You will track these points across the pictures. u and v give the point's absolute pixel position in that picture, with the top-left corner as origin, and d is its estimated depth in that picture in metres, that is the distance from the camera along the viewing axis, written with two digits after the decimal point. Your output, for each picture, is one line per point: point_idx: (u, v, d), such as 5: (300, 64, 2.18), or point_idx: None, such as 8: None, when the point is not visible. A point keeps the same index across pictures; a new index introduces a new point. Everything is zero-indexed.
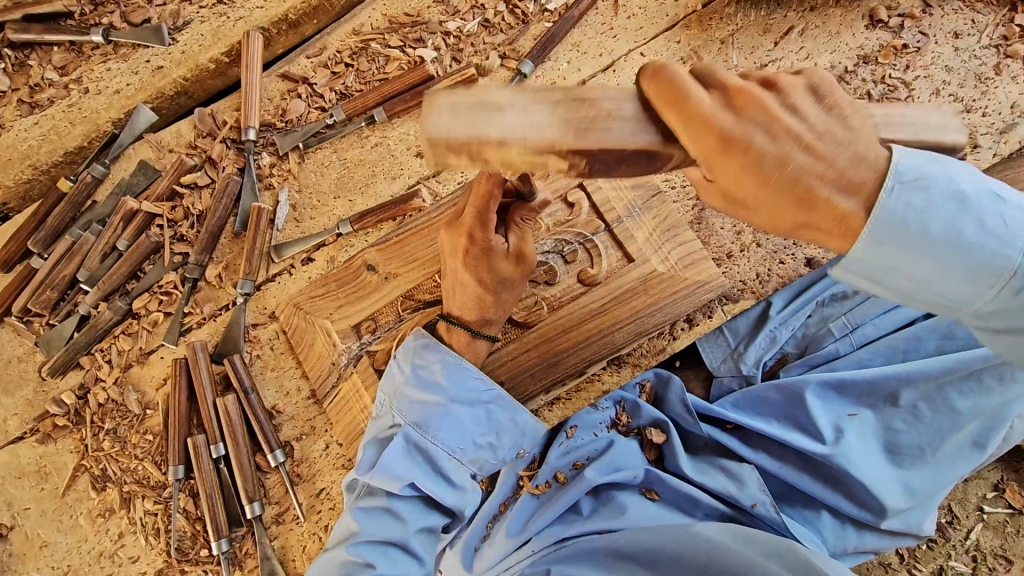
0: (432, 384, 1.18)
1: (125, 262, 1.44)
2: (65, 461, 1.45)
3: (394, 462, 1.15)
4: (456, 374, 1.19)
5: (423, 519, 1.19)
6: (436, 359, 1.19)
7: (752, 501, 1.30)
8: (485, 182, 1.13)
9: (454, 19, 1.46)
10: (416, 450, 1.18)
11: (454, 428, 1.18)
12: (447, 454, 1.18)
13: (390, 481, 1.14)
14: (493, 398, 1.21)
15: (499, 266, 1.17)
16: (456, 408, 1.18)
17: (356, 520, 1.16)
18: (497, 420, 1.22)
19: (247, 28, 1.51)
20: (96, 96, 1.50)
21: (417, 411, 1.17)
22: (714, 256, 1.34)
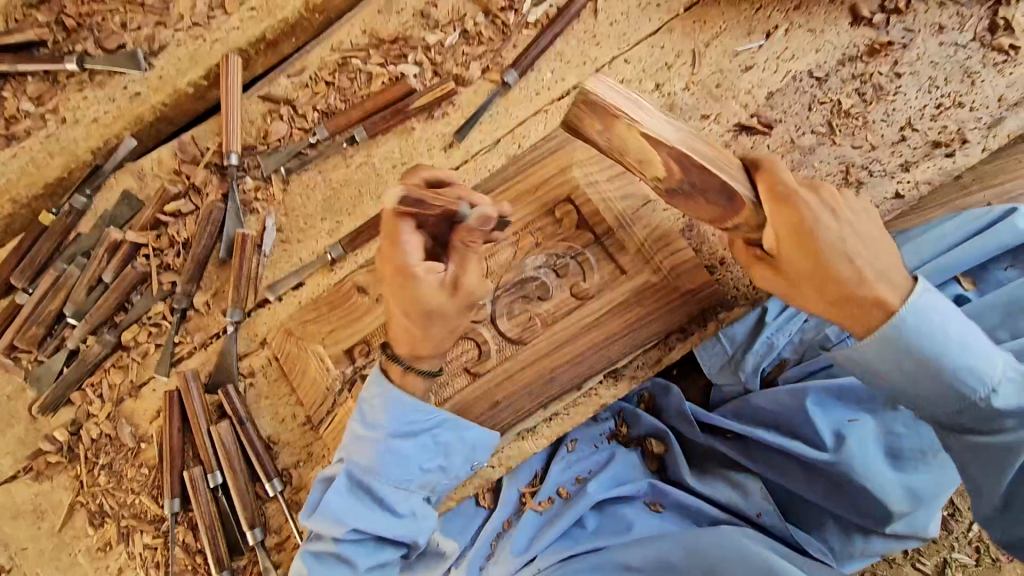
0: (373, 419, 1.18)
1: (112, 294, 1.42)
2: (60, 498, 1.43)
3: (337, 504, 1.17)
4: (399, 410, 1.17)
5: (374, 556, 1.20)
6: (376, 395, 1.18)
7: (757, 510, 1.32)
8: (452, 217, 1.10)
9: (435, 32, 1.44)
10: (359, 488, 1.19)
11: (396, 461, 1.19)
12: (389, 487, 1.19)
13: (333, 526, 1.15)
14: (438, 425, 1.20)
15: (428, 297, 1.08)
16: (399, 441, 1.18)
17: (305, 563, 1.17)
18: (444, 443, 1.22)
19: (224, 51, 1.49)
20: (74, 126, 1.48)
21: (360, 449, 1.18)
22: (706, 263, 1.32)
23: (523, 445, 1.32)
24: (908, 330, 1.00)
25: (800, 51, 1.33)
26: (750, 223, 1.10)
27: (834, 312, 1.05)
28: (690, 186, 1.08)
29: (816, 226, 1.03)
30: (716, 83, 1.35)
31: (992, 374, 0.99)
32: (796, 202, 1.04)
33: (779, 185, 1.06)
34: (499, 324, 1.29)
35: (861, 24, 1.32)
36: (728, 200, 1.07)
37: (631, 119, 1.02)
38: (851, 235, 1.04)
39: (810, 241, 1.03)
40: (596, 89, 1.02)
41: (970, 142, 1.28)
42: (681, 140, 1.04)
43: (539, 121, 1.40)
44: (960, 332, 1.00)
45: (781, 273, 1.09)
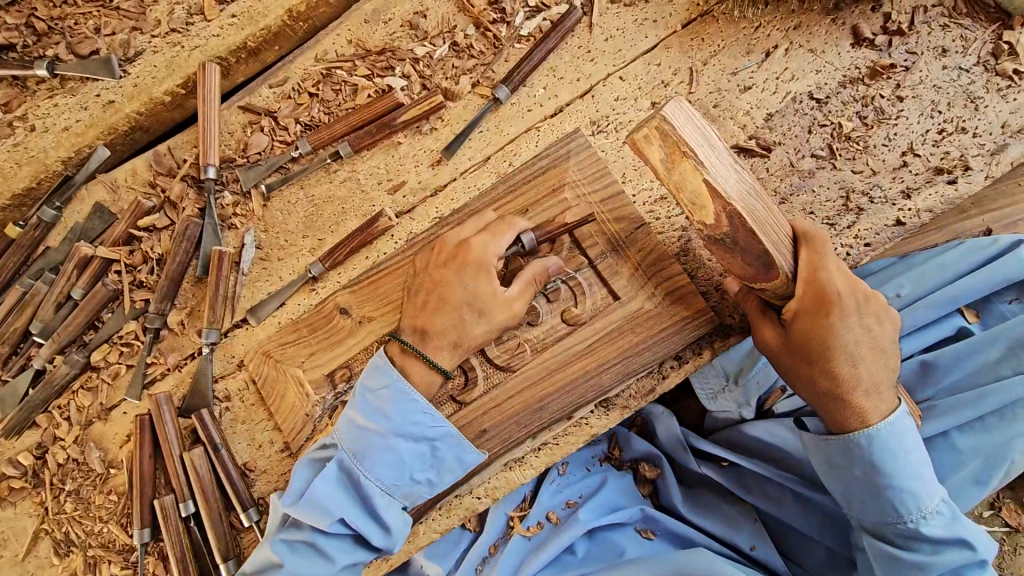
0: (380, 413, 1.11)
1: (81, 312, 1.35)
2: (24, 526, 1.36)
3: (324, 493, 1.09)
4: (407, 406, 1.11)
5: (348, 556, 1.12)
6: (386, 386, 1.12)
7: (750, 543, 1.28)
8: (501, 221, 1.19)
9: (423, 44, 1.39)
10: (348, 479, 1.12)
11: (392, 464, 1.11)
12: (379, 490, 1.11)
13: (318, 516, 1.08)
14: (441, 436, 1.14)
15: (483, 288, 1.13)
16: (400, 442, 1.11)
17: (277, 553, 1.09)
18: (441, 457, 1.16)
19: (203, 58, 1.42)
20: (43, 134, 1.41)
21: (355, 439, 1.11)
22: (701, 289, 1.28)
23: (511, 475, 1.28)
24: (876, 451, 1.08)
25: (800, 72, 1.29)
26: (776, 291, 1.13)
27: (824, 405, 1.11)
28: (733, 242, 1.10)
29: (835, 317, 1.08)
30: (714, 102, 1.30)
31: (929, 502, 1.07)
32: (822, 286, 1.09)
33: (807, 268, 1.11)
34: (487, 350, 1.24)
35: (862, 45, 1.29)
36: (764, 265, 1.10)
37: (698, 160, 1.03)
38: (864, 343, 1.09)
39: (825, 320, 1.08)
40: (671, 113, 1.03)
41: (971, 169, 1.25)
42: (738, 194, 1.06)
43: (530, 138, 1.35)
44: (915, 461, 1.08)
45: (787, 347, 1.13)
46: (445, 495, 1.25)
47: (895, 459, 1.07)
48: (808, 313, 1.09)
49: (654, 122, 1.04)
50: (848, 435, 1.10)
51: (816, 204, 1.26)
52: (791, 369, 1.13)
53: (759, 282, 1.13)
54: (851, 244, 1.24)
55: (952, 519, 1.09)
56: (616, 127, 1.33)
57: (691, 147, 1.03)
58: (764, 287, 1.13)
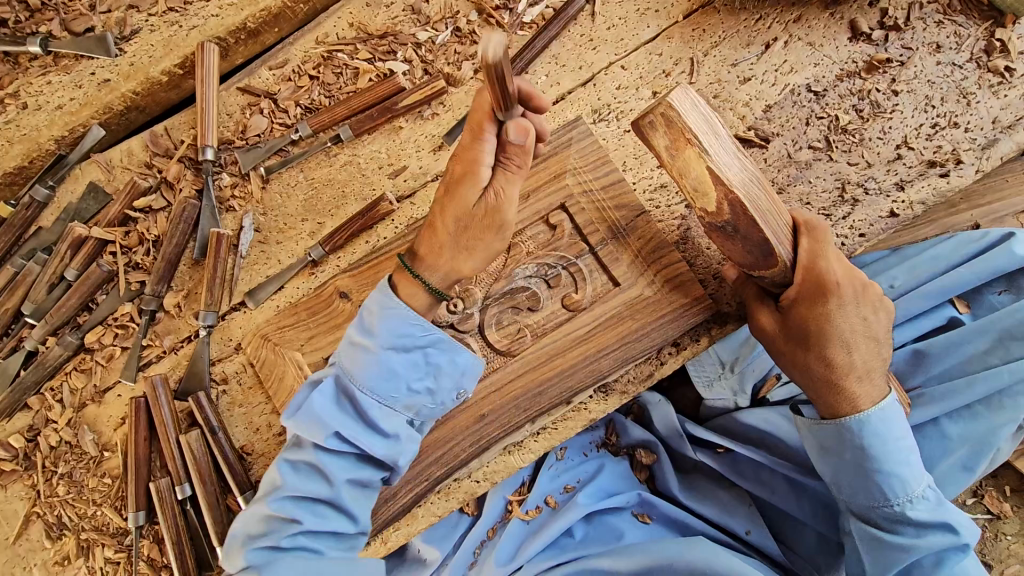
0: (368, 329, 1.08)
1: (75, 293, 1.33)
2: (14, 509, 1.34)
3: (319, 407, 1.06)
4: (393, 318, 1.06)
5: (352, 473, 1.08)
6: (373, 301, 1.09)
7: (745, 527, 1.30)
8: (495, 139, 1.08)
9: (426, 29, 1.38)
10: (343, 396, 1.09)
11: (386, 375, 1.06)
12: (375, 401, 1.07)
13: (315, 430, 1.05)
14: (433, 342, 1.08)
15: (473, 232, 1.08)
16: (390, 354, 1.06)
17: (281, 475, 1.07)
18: (435, 361, 1.09)
19: (201, 38, 1.40)
20: (36, 112, 1.38)
21: (346, 355, 1.09)
22: (700, 277, 1.29)
23: (509, 459, 1.30)
24: (866, 435, 1.10)
25: (799, 65, 1.31)
26: (775, 279, 1.15)
27: (818, 390, 1.13)
28: (732, 232, 1.11)
29: (832, 304, 1.10)
30: (714, 92, 1.32)
31: (915, 487, 1.10)
32: (819, 273, 1.11)
33: (804, 256, 1.13)
34: (487, 335, 1.25)
35: (859, 39, 1.31)
36: (763, 254, 1.11)
37: (702, 148, 1.05)
38: (860, 332, 1.11)
39: (821, 307, 1.10)
40: (676, 100, 1.05)
41: (963, 163, 1.28)
42: (741, 182, 1.08)
43: None
44: (903, 447, 1.10)
45: (785, 333, 1.15)
46: (443, 479, 1.25)
47: (885, 444, 1.09)
48: (804, 302, 1.11)
49: (658, 109, 1.05)
50: (840, 419, 1.12)
51: (813, 194, 1.28)
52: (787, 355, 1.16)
53: (760, 268, 1.13)
54: (845, 235, 1.27)
55: (937, 504, 1.12)
56: (617, 115, 1.34)
57: (695, 134, 1.04)
58: (763, 274, 1.14)
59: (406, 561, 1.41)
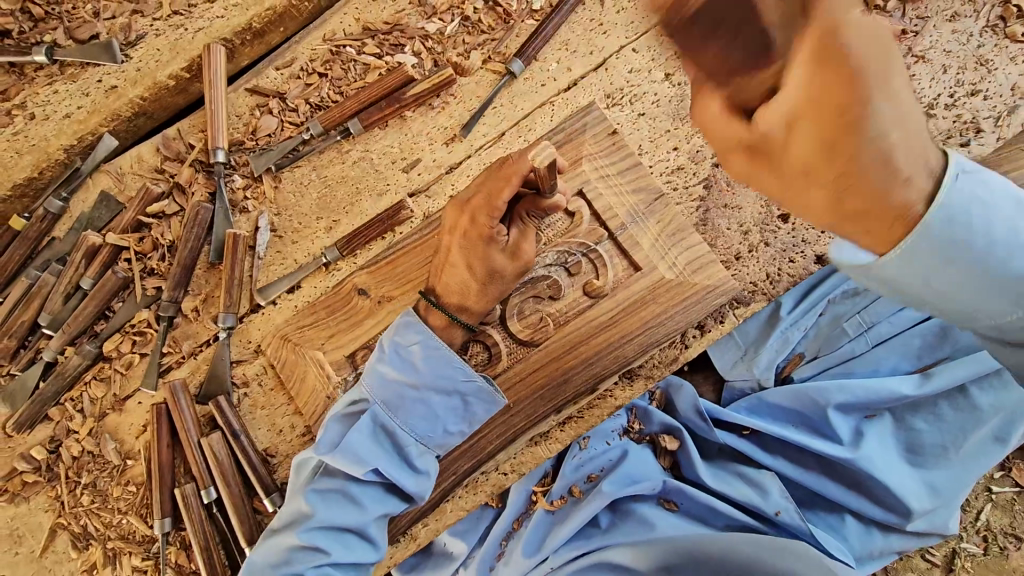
0: (412, 367, 1.12)
1: (91, 301, 1.32)
2: (39, 522, 1.33)
3: (358, 442, 1.10)
4: (437, 359, 1.12)
5: (381, 506, 1.14)
6: (415, 340, 1.13)
7: (776, 508, 1.29)
8: (511, 167, 1.04)
9: (433, 21, 1.38)
10: (381, 432, 1.13)
11: (425, 415, 1.13)
12: (413, 439, 1.14)
13: (354, 465, 1.08)
14: (474, 390, 1.14)
15: (493, 257, 1.10)
16: (430, 393, 1.12)
17: (309, 503, 1.09)
18: (471, 408, 1.16)
19: (207, 40, 1.40)
20: (44, 122, 1.37)
21: (385, 392, 1.12)
22: (721, 258, 1.28)
23: (537, 450, 1.28)
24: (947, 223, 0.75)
25: None
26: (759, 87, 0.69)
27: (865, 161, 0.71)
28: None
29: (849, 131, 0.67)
30: None
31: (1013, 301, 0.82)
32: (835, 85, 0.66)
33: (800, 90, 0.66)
34: (509, 325, 1.23)
35: (873, 11, 1.31)
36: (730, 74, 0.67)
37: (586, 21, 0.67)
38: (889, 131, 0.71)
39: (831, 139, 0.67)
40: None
41: (984, 131, 1.27)
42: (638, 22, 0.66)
43: (545, 114, 1.35)
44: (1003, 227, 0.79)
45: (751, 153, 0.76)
46: (472, 472, 1.25)
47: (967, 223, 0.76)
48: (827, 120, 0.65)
49: None
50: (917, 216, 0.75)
51: None
52: (793, 166, 0.72)
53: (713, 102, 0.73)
54: None
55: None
56: (630, 100, 1.33)
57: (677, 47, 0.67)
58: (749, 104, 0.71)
59: (433, 558, 1.40)
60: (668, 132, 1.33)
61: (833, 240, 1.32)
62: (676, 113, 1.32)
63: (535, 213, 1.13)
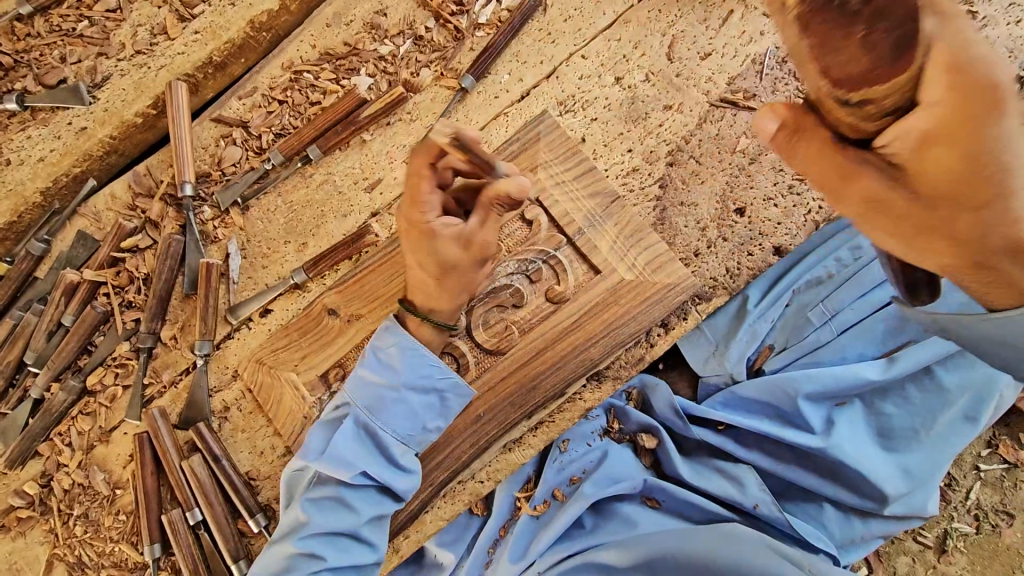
0: (391, 369, 1.15)
1: (73, 337, 1.36)
2: (36, 555, 1.36)
3: (344, 446, 1.12)
4: (413, 360, 1.15)
5: (374, 507, 1.15)
6: (393, 343, 1.16)
7: (754, 501, 1.30)
8: (425, 159, 1.02)
9: (385, 43, 1.41)
10: (365, 434, 1.15)
11: (404, 413, 1.15)
12: (395, 439, 1.15)
13: (340, 470, 1.10)
14: (449, 386, 1.17)
15: (444, 251, 1.07)
16: (409, 393, 1.15)
17: (304, 511, 1.12)
18: (448, 406, 1.19)
19: (170, 77, 1.44)
20: (19, 166, 1.42)
21: (366, 394, 1.14)
22: (680, 256, 1.29)
23: (510, 457, 1.30)
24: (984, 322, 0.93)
25: (757, 34, 1.33)
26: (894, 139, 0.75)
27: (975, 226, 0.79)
28: None
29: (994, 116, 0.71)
30: (676, 72, 1.34)
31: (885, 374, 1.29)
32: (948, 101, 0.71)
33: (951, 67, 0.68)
34: (475, 335, 1.25)
35: None
36: (898, 45, 0.67)
37: None
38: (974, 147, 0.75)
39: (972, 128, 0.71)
40: None
41: None
42: None
43: (500, 125, 1.37)
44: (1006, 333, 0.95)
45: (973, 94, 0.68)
46: (447, 483, 1.27)
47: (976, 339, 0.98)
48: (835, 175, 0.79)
49: None
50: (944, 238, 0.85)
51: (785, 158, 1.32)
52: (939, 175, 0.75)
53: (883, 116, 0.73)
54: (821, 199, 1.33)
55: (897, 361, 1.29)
56: (583, 105, 1.35)
57: None
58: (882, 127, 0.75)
59: (424, 568, 1.42)
60: (622, 134, 1.34)
61: (792, 230, 1.32)
62: (628, 114, 1.34)
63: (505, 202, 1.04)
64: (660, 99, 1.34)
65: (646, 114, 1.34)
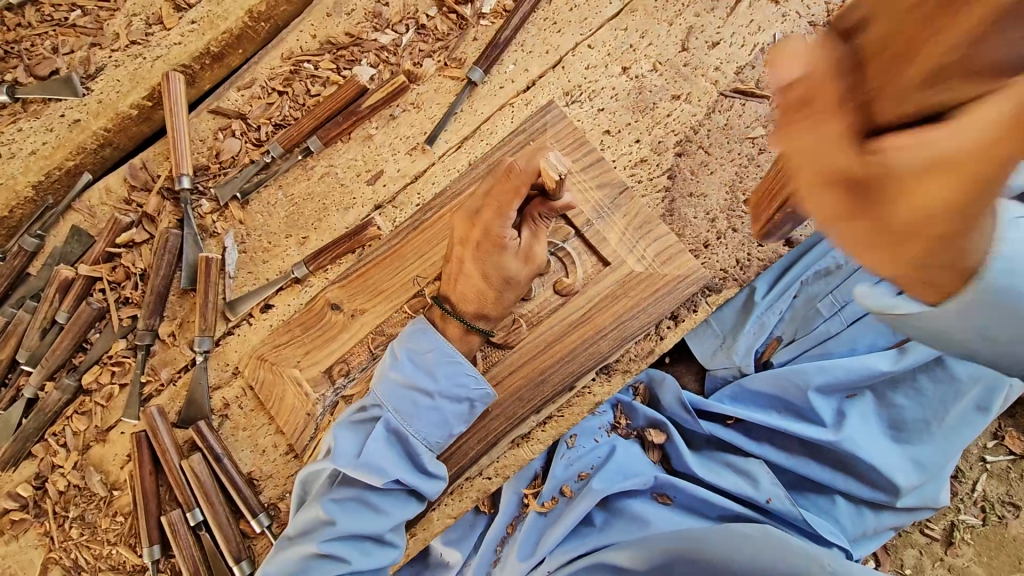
0: (427, 375, 1.13)
1: (68, 335, 1.32)
2: (30, 559, 1.33)
3: (377, 453, 1.11)
4: (450, 368, 1.13)
5: (398, 508, 1.16)
6: (430, 348, 1.13)
7: (766, 496, 1.29)
8: (516, 179, 1.02)
9: (387, 33, 1.39)
10: (394, 439, 1.14)
11: (436, 421, 1.15)
12: (425, 446, 1.15)
13: (374, 475, 1.09)
14: (481, 395, 1.16)
15: (506, 265, 1.10)
16: (442, 401, 1.14)
17: (328, 514, 1.09)
18: (478, 413, 1.19)
19: (166, 67, 1.40)
20: (10, 160, 1.37)
21: (399, 401, 1.12)
22: (690, 247, 1.28)
23: (519, 452, 1.28)
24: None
25: (765, 23, 1.32)
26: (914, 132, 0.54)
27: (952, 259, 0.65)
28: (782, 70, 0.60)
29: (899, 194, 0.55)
30: (684, 61, 1.33)
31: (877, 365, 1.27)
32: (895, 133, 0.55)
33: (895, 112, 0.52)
34: None
35: None
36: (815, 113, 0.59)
37: None
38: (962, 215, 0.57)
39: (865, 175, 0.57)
40: None
41: None
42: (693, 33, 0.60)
43: (505, 116, 1.35)
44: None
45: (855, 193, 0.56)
46: (455, 479, 1.24)
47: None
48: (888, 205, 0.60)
49: None
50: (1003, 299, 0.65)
51: None
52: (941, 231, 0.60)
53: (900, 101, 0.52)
54: None
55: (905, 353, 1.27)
56: (589, 95, 1.33)
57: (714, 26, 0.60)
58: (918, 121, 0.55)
59: (430, 568, 1.40)
60: (629, 125, 1.33)
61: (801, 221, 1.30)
62: (636, 104, 1.32)
63: (553, 215, 1.13)
64: (668, 89, 1.32)
65: (654, 104, 1.32)
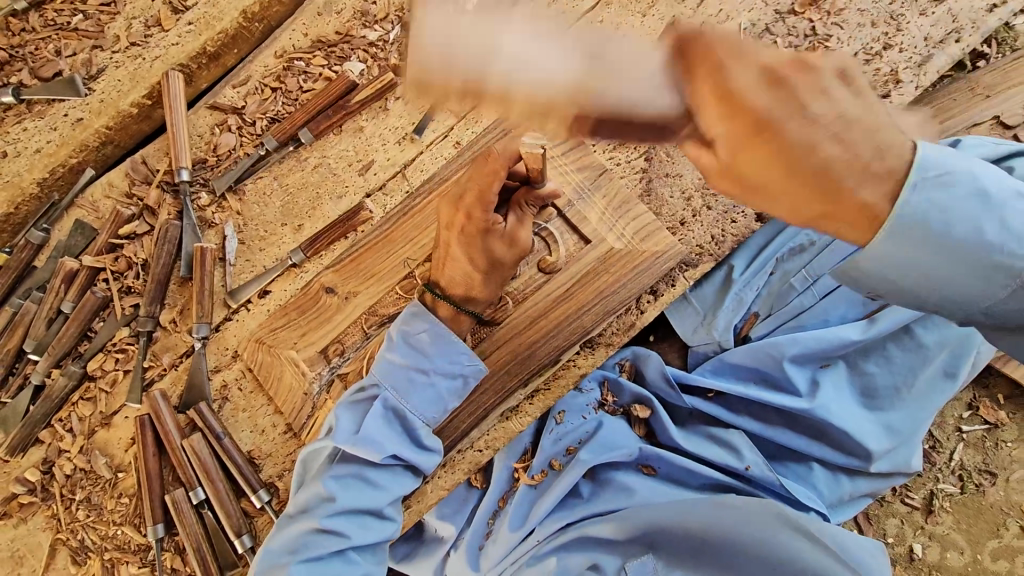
0: (420, 353, 1.19)
1: (73, 323, 1.38)
2: (38, 541, 1.37)
3: (374, 429, 1.17)
4: (444, 346, 1.19)
5: (394, 483, 1.21)
6: (423, 329, 1.19)
7: (746, 464, 1.35)
8: (494, 162, 1.09)
9: (375, 29, 1.45)
10: (393, 416, 1.20)
11: (431, 397, 1.20)
12: (421, 420, 1.21)
13: (372, 451, 1.16)
14: (474, 371, 1.21)
15: (494, 248, 1.15)
16: (437, 378, 1.19)
17: (328, 489, 1.16)
18: (471, 389, 1.24)
19: (165, 67, 1.47)
20: (17, 158, 1.44)
21: (396, 379, 1.18)
22: (667, 225, 1.34)
23: (508, 425, 1.33)
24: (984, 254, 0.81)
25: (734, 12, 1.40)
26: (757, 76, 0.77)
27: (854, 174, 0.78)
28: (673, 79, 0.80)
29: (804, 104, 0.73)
30: None
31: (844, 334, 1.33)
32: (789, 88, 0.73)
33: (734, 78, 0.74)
34: None
35: None
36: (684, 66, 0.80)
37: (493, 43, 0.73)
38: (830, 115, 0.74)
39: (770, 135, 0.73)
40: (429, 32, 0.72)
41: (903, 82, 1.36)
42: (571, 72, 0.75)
43: (489, 106, 1.42)
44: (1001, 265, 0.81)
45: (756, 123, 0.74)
46: (447, 451, 1.30)
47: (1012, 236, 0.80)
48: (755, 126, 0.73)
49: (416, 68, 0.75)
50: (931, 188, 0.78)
51: None
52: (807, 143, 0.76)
53: None
54: None
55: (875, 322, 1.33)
56: None
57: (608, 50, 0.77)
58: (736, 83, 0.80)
59: (425, 545, 1.44)
60: None
61: None
62: None
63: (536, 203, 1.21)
64: None
65: None
